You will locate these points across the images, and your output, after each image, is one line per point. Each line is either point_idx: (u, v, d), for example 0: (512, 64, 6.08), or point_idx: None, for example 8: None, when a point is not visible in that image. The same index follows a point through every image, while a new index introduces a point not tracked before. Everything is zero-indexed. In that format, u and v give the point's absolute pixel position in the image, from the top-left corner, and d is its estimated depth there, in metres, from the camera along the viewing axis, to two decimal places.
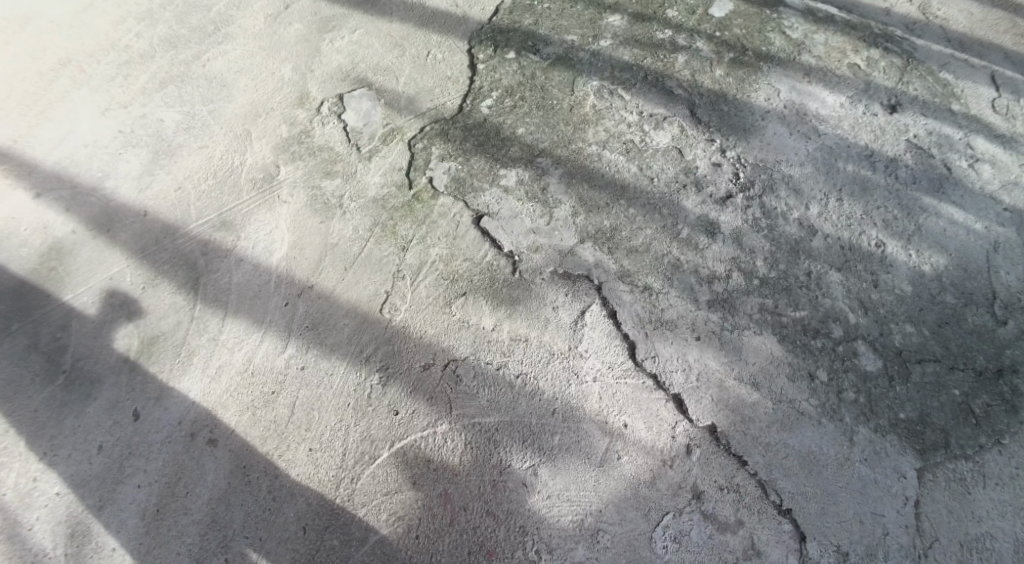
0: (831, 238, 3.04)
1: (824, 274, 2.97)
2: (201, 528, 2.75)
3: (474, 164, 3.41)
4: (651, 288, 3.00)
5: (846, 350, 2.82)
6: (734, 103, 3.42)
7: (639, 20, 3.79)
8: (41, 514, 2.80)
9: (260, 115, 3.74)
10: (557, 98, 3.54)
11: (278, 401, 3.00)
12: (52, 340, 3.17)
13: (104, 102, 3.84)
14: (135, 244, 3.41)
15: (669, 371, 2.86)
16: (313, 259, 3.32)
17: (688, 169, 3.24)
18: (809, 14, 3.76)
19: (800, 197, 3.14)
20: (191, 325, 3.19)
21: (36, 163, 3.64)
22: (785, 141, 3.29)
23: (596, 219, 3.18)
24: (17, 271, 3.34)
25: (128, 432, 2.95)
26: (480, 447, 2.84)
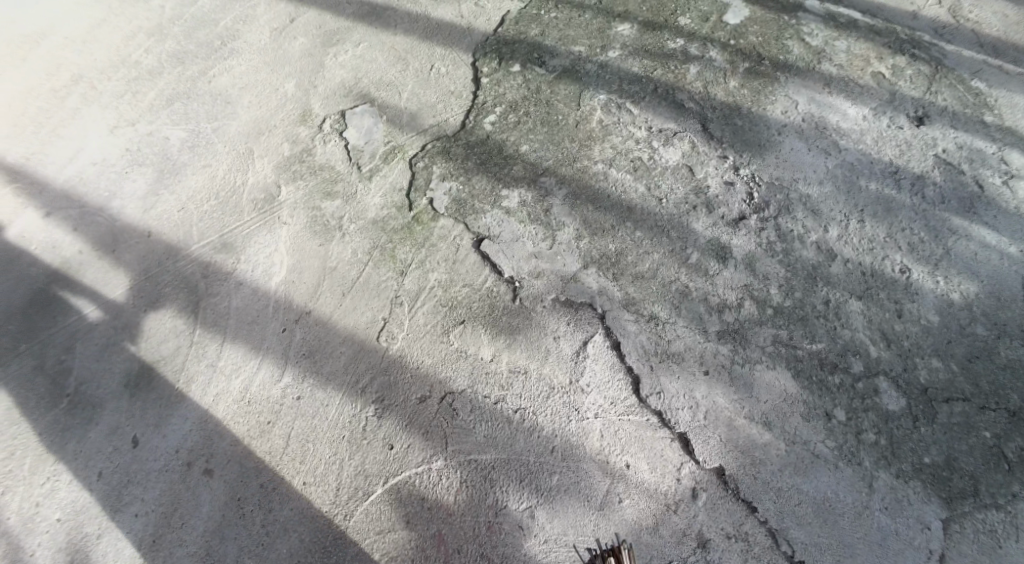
0: (851, 264, 2.83)
1: (844, 302, 2.76)
2: (195, 561, 2.64)
3: (475, 183, 3.28)
4: (658, 318, 2.82)
5: (866, 387, 2.60)
6: (749, 116, 3.22)
7: (649, 29, 3.58)
8: (43, 540, 2.72)
9: (264, 131, 3.67)
10: (562, 113, 3.39)
11: (274, 431, 2.88)
12: (56, 362, 3.10)
13: (113, 120, 3.80)
14: (138, 265, 3.33)
15: (674, 408, 2.66)
16: (312, 283, 3.20)
17: (698, 190, 3.07)
18: (830, 19, 3.50)
19: (819, 218, 2.94)
20: (190, 350, 3.09)
21: (46, 182, 3.61)
22: (803, 157, 3.09)
23: (601, 242, 3.02)
24: (26, 291, 3.30)
25: (127, 459, 2.86)
26: (476, 486, 2.67)
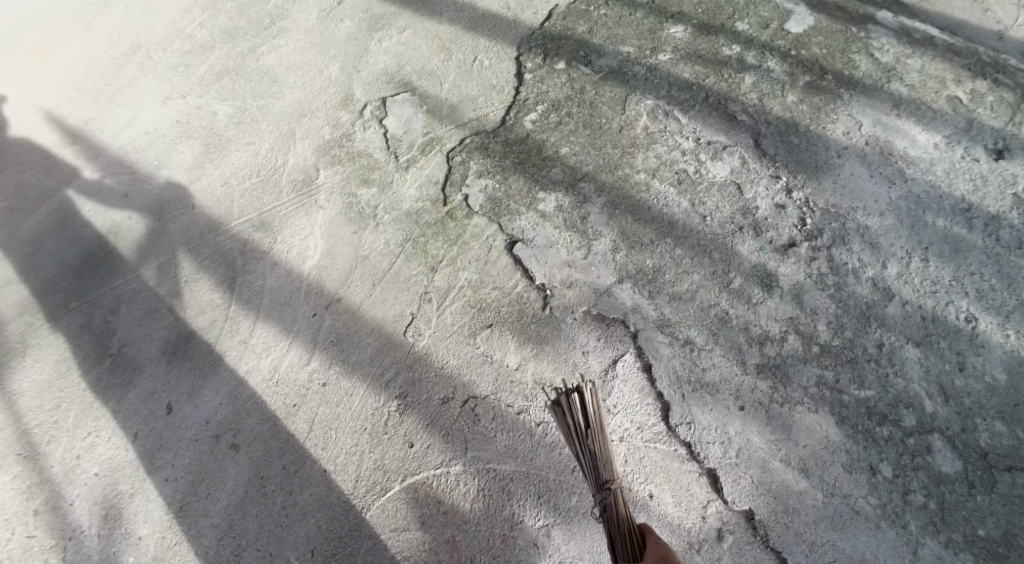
0: (910, 306, 2.64)
1: (899, 348, 2.57)
2: (217, 534, 2.70)
3: (512, 183, 3.16)
4: (693, 343, 2.68)
5: (917, 444, 2.43)
6: (806, 135, 3.03)
7: (703, 33, 3.40)
8: (82, 491, 2.82)
9: (305, 114, 3.61)
10: (606, 116, 3.25)
11: (299, 414, 2.89)
12: (102, 323, 3.17)
13: (166, 91, 3.81)
14: (181, 236, 3.34)
15: (704, 442, 2.52)
16: (343, 270, 3.15)
17: (745, 210, 2.90)
18: (905, 33, 3.25)
19: (877, 252, 2.75)
20: (225, 324, 3.11)
21: (103, 147, 3.64)
22: (865, 184, 2.89)
23: (638, 256, 2.89)
24: (78, 251, 3.35)
25: (161, 424, 2.93)
26: (492, 496, 2.66)
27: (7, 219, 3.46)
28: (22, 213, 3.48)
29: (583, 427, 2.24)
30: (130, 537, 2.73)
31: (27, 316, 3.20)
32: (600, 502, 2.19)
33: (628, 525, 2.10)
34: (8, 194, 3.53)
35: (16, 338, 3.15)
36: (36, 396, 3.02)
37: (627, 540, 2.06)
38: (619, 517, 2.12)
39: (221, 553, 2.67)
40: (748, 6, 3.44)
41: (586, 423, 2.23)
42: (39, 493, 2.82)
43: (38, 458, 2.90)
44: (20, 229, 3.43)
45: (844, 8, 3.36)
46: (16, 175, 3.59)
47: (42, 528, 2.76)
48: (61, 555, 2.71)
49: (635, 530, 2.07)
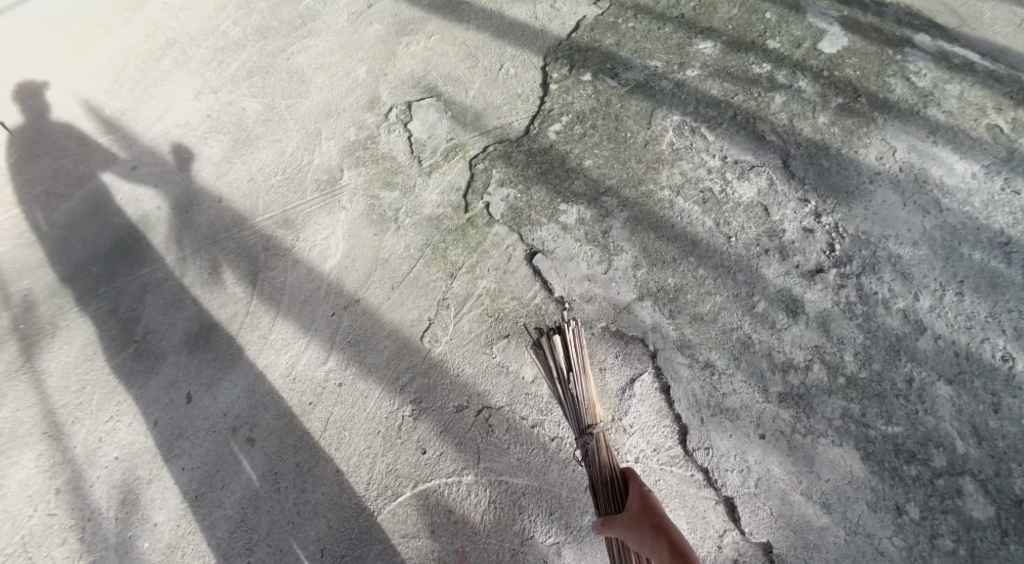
0: (943, 341, 2.56)
1: (931, 384, 2.50)
2: (229, 526, 2.71)
3: (534, 194, 3.13)
4: (713, 366, 2.62)
5: (947, 485, 2.36)
6: (837, 158, 2.96)
7: (732, 50, 3.34)
8: (102, 474, 2.84)
9: (332, 114, 3.61)
10: (631, 130, 3.20)
11: (314, 412, 2.88)
12: (128, 309, 3.19)
13: (198, 86, 3.83)
14: (207, 229, 3.35)
15: (723, 469, 2.47)
16: (364, 272, 3.14)
17: (772, 232, 2.84)
18: (943, 58, 3.18)
19: (908, 283, 2.67)
20: (245, 318, 3.11)
21: (136, 137, 3.68)
22: (898, 213, 2.82)
23: (660, 274, 2.84)
24: (108, 238, 3.38)
25: (180, 414, 2.94)
26: (504, 509, 2.63)
27: (41, 203, 3.51)
28: (56, 198, 3.52)
29: (565, 372, 2.61)
30: (146, 523, 2.74)
31: (58, 297, 3.23)
32: (583, 447, 2.47)
33: (610, 470, 2.36)
34: (44, 179, 3.58)
35: (45, 319, 3.18)
36: (62, 377, 3.05)
37: (610, 486, 2.33)
38: (601, 462, 2.39)
39: (233, 547, 2.67)
40: (780, 24, 3.38)
41: (570, 368, 2.59)
42: (62, 473, 2.85)
43: (62, 438, 2.92)
44: (53, 214, 3.47)
45: (879, 30, 3.29)
46: (53, 161, 3.64)
47: (63, 507, 2.78)
48: (80, 535, 2.73)
49: (618, 475, 2.34)
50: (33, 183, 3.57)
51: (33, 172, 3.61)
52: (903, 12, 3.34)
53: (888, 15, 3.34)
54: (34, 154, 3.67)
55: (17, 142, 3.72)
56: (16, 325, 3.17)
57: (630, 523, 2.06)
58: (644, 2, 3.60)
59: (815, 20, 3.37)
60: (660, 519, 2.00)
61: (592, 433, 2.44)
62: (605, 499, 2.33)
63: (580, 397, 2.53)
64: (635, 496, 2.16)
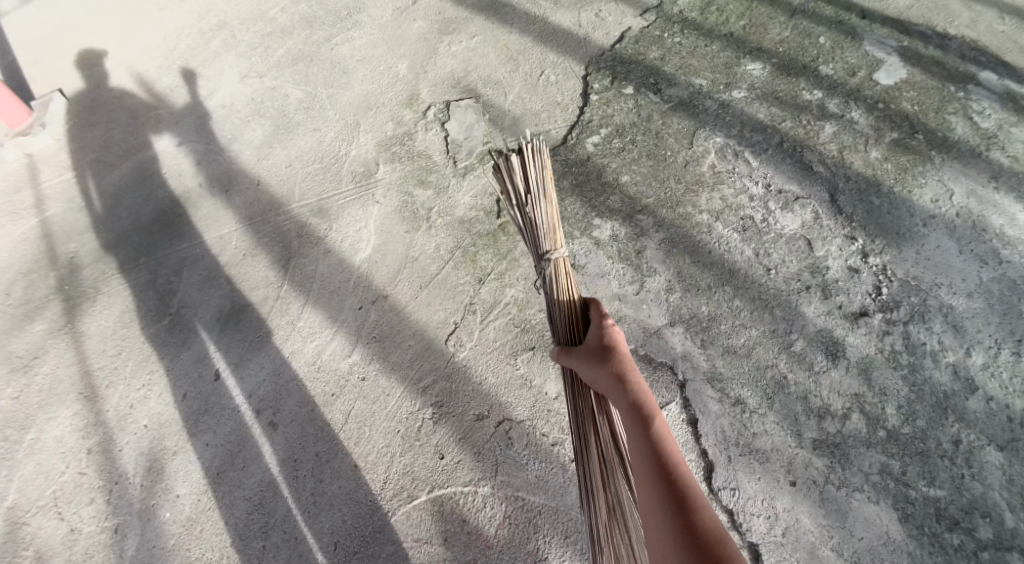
0: (995, 404, 2.44)
1: (979, 449, 2.38)
2: (248, 507, 2.71)
3: (568, 207, 3.02)
4: (744, 403, 2.53)
5: (991, 559, 2.24)
6: (889, 197, 2.84)
7: (782, 73, 3.22)
8: (131, 439, 2.87)
9: (371, 107, 3.57)
10: (672, 148, 3.11)
11: (335, 405, 2.85)
12: (165, 282, 3.20)
13: (245, 69, 3.82)
14: (245, 210, 3.35)
15: (748, 513, 2.38)
16: (393, 268, 3.11)
17: (815, 268, 2.73)
18: (1009, 99, 3.03)
19: (960, 335, 2.55)
20: (276, 303, 3.10)
21: (184, 115, 3.69)
22: (952, 260, 2.69)
23: (694, 301, 2.75)
24: (152, 210, 3.40)
25: (208, 390, 2.95)
26: (519, 526, 2.58)
27: (92, 170, 3.55)
28: (106, 167, 3.56)
29: (524, 193, 2.27)
30: (169, 494, 2.76)
31: (101, 263, 3.26)
32: (540, 271, 2.27)
33: (570, 299, 2.23)
34: (96, 147, 3.62)
35: (88, 283, 3.21)
36: (100, 341, 3.08)
37: (570, 315, 2.22)
38: (558, 287, 2.22)
39: (250, 528, 2.67)
40: (834, 50, 3.25)
41: (528, 189, 2.26)
42: (95, 434, 2.89)
43: (96, 400, 2.96)
44: (102, 182, 3.51)
45: (941, 63, 3.15)
46: (105, 131, 3.67)
47: (93, 468, 2.82)
48: (106, 497, 2.77)
49: (578, 306, 2.22)
50: (85, 151, 3.61)
51: (86, 139, 3.65)
52: (968, 46, 3.20)
53: (953, 48, 3.20)
54: (88, 122, 3.71)
55: (74, 109, 3.77)
56: (61, 286, 3.21)
57: (588, 359, 2.02)
58: (692, 17, 3.50)
59: (872, 48, 3.23)
60: (619, 363, 1.96)
61: (551, 259, 2.22)
62: (563, 326, 2.23)
63: (538, 220, 2.24)
64: (596, 331, 2.09)
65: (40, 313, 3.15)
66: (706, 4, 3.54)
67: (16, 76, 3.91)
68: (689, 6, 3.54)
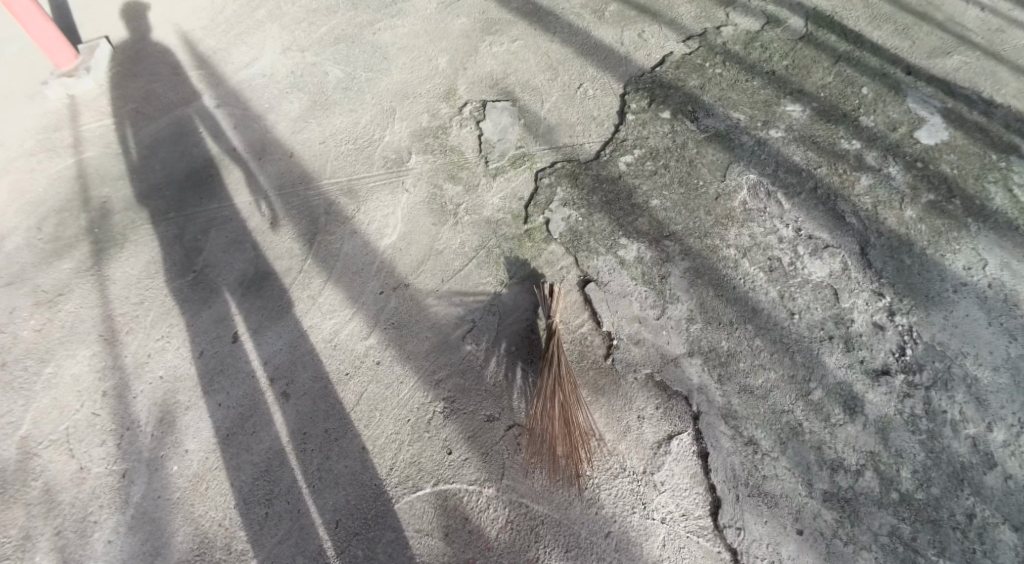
0: (1014, 482, 2.40)
1: (993, 526, 2.35)
2: (254, 473, 2.67)
3: (596, 222, 3.04)
4: (757, 444, 2.53)
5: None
6: (920, 258, 2.81)
7: (822, 118, 3.21)
8: (147, 388, 2.87)
9: (408, 97, 3.57)
10: (704, 179, 3.10)
11: (347, 385, 2.82)
12: (191, 240, 3.22)
13: (288, 41, 3.87)
14: (275, 180, 3.36)
15: (752, 554, 2.38)
16: (416, 258, 3.09)
17: (839, 319, 2.72)
18: None
19: (982, 409, 2.52)
20: (298, 276, 3.09)
21: (223, 77, 3.73)
22: (980, 331, 2.65)
23: (714, 334, 2.74)
24: (186, 166, 3.44)
25: (225, 350, 2.94)
26: (520, 532, 2.50)
27: (130, 120, 3.61)
28: (144, 117, 3.61)
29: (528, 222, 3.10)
30: (179, 447, 2.74)
31: (132, 212, 3.31)
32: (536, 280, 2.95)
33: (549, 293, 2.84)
34: (137, 98, 3.68)
35: (118, 229, 3.26)
36: (124, 287, 3.10)
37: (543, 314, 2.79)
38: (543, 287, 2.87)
39: (254, 494, 2.64)
40: (876, 102, 3.23)
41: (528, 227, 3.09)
42: (111, 377, 2.90)
43: (116, 344, 2.97)
44: (140, 132, 3.57)
45: (985, 131, 3.11)
46: (146, 83, 3.74)
47: (107, 411, 2.83)
48: (117, 441, 2.76)
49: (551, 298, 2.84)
50: (126, 100, 3.68)
51: (127, 88, 3.72)
52: (1013, 117, 3.15)
53: (997, 116, 3.16)
54: (131, 72, 3.78)
55: (118, 58, 3.85)
56: (91, 229, 3.27)
57: None
58: (736, 50, 3.49)
59: (915, 106, 3.21)
60: None
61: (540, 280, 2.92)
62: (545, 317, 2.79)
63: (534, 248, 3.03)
64: None
65: (68, 252, 3.20)
66: (751, 38, 3.53)
67: (67, 18, 4.01)
68: (732, 40, 3.54)
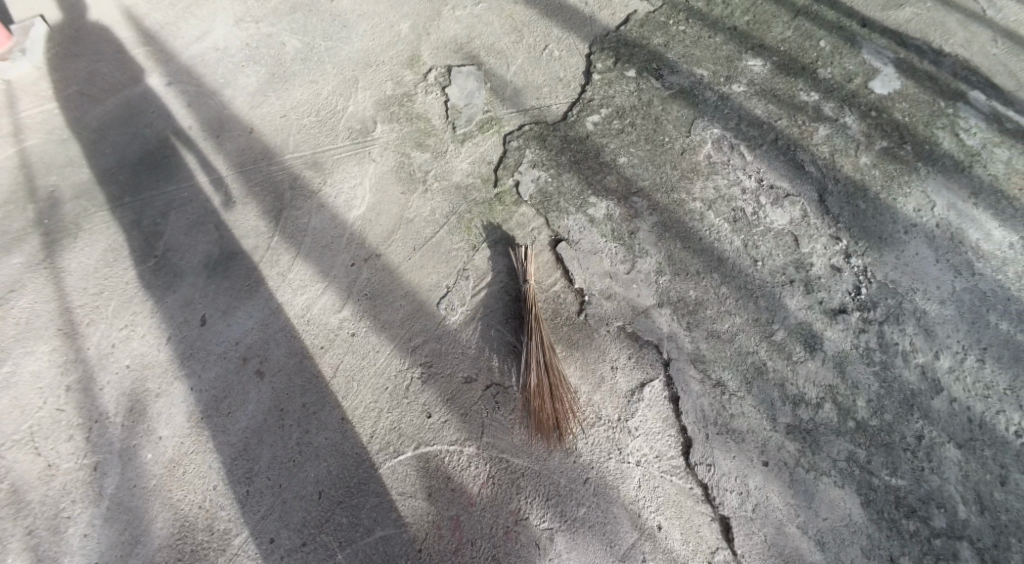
0: (958, 404, 2.58)
1: (940, 445, 2.52)
2: (231, 453, 2.70)
3: (565, 181, 3.11)
4: (724, 386, 2.66)
5: (944, 547, 2.39)
6: (874, 203, 2.94)
7: (782, 72, 3.29)
8: (112, 379, 2.86)
9: (371, 65, 3.55)
10: (669, 135, 3.18)
11: (322, 358, 2.86)
12: (152, 224, 3.18)
13: (241, 13, 3.80)
14: (238, 155, 3.33)
15: (722, 488, 2.52)
16: (387, 227, 3.12)
17: (799, 264, 2.84)
18: (995, 120, 3.13)
19: (931, 339, 2.68)
20: (267, 252, 3.09)
21: (174, 54, 3.66)
22: (928, 268, 2.80)
23: (682, 284, 2.85)
24: (139, 148, 3.38)
25: (194, 334, 2.94)
26: (501, 486, 2.59)
27: (77, 103, 3.52)
28: (92, 100, 3.53)
29: (496, 185, 3.15)
30: (151, 434, 2.75)
31: (85, 200, 3.25)
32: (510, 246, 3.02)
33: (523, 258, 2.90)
34: (80, 81, 3.59)
35: (71, 219, 3.20)
36: (83, 278, 3.06)
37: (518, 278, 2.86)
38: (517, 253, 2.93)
39: (233, 473, 2.66)
40: (833, 55, 3.33)
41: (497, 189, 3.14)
42: (75, 371, 2.87)
43: (77, 336, 2.94)
44: (88, 116, 3.49)
45: (934, 79, 3.24)
46: (91, 63, 3.65)
47: (72, 405, 2.81)
48: (86, 434, 2.75)
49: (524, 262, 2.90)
50: (69, 83, 3.58)
51: (69, 70, 3.63)
52: (961, 65, 3.28)
53: (945, 65, 3.28)
54: (72, 54, 3.68)
55: (58, 38, 3.73)
56: (41, 220, 3.20)
57: None
58: (698, 7, 3.54)
59: (869, 57, 3.31)
60: None
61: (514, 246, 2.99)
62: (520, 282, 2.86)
63: (504, 210, 3.09)
64: None
65: (19, 246, 3.13)
66: None
67: None
68: None
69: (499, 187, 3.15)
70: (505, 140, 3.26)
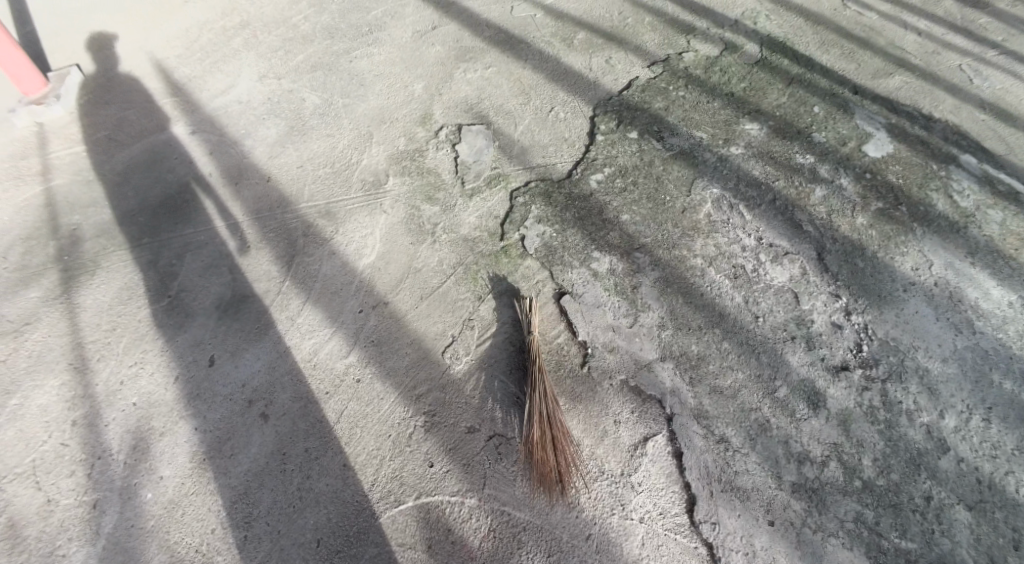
0: (965, 465, 2.55)
1: (950, 507, 2.48)
2: (232, 496, 2.66)
3: (569, 237, 3.15)
4: (727, 442, 2.64)
5: None
6: (873, 262, 2.98)
7: (778, 136, 3.38)
8: (117, 416, 2.84)
9: (385, 121, 3.66)
10: (670, 194, 3.24)
11: (326, 405, 2.84)
12: (167, 265, 3.22)
13: (264, 69, 3.94)
14: (254, 203, 3.40)
15: (727, 548, 2.47)
16: (395, 277, 3.15)
17: (800, 320, 2.86)
18: (988, 183, 3.19)
19: (934, 398, 2.66)
20: (277, 297, 3.11)
21: (198, 104, 3.78)
22: (929, 326, 2.82)
23: (684, 339, 2.86)
24: (160, 192, 3.45)
25: (201, 375, 2.94)
26: (502, 540, 2.54)
27: (103, 146, 3.62)
28: (118, 144, 3.63)
29: (501, 240, 3.19)
30: (153, 474, 2.72)
31: (103, 239, 3.30)
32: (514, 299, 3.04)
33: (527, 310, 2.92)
34: (109, 126, 3.70)
35: (88, 256, 3.24)
36: (94, 315, 3.08)
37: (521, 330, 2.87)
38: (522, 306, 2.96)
39: (232, 518, 2.62)
40: (827, 120, 3.42)
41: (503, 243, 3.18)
42: (81, 406, 2.86)
43: (86, 372, 2.94)
44: (112, 159, 3.57)
45: (926, 143, 3.32)
46: (121, 110, 3.76)
47: (76, 441, 2.79)
48: (88, 471, 2.73)
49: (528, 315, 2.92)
50: (97, 128, 3.69)
51: (98, 116, 3.74)
52: (951, 130, 3.37)
53: (937, 130, 3.37)
54: (103, 100, 3.80)
55: (90, 86, 3.87)
56: (60, 256, 3.24)
57: None
58: (697, 74, 3.66)
59: (862, 122, 3.40)
60: None
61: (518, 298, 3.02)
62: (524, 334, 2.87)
63: (509, 262, 3.12)
64: None
65: (36, 280, 3.17)
66: (711, 63, 3.72)
67: (36, 49, 4.04)
68: (695, 64, 3.72)
69: (504, 241, 3.19)
70: (511, 196, 3.32)
